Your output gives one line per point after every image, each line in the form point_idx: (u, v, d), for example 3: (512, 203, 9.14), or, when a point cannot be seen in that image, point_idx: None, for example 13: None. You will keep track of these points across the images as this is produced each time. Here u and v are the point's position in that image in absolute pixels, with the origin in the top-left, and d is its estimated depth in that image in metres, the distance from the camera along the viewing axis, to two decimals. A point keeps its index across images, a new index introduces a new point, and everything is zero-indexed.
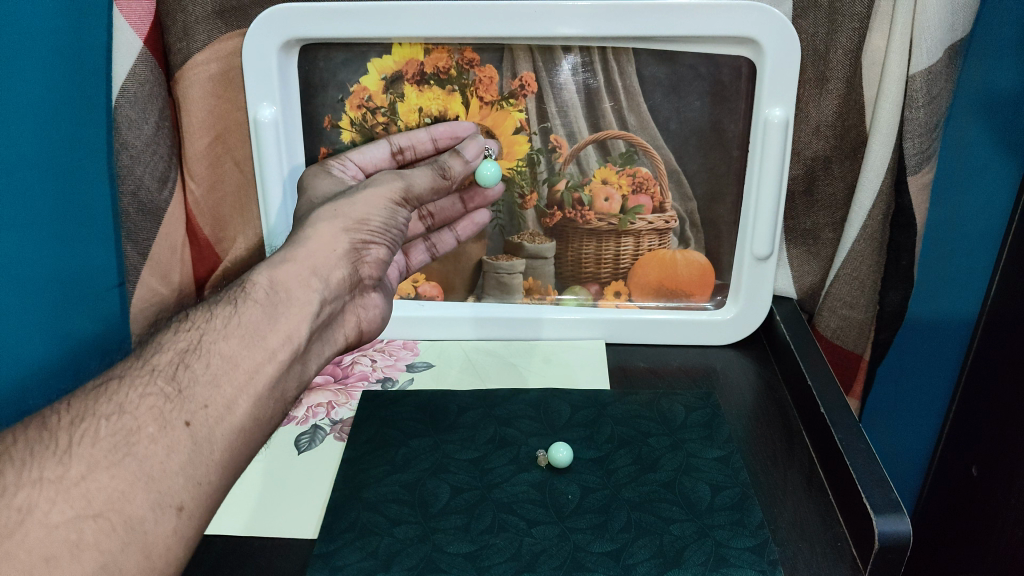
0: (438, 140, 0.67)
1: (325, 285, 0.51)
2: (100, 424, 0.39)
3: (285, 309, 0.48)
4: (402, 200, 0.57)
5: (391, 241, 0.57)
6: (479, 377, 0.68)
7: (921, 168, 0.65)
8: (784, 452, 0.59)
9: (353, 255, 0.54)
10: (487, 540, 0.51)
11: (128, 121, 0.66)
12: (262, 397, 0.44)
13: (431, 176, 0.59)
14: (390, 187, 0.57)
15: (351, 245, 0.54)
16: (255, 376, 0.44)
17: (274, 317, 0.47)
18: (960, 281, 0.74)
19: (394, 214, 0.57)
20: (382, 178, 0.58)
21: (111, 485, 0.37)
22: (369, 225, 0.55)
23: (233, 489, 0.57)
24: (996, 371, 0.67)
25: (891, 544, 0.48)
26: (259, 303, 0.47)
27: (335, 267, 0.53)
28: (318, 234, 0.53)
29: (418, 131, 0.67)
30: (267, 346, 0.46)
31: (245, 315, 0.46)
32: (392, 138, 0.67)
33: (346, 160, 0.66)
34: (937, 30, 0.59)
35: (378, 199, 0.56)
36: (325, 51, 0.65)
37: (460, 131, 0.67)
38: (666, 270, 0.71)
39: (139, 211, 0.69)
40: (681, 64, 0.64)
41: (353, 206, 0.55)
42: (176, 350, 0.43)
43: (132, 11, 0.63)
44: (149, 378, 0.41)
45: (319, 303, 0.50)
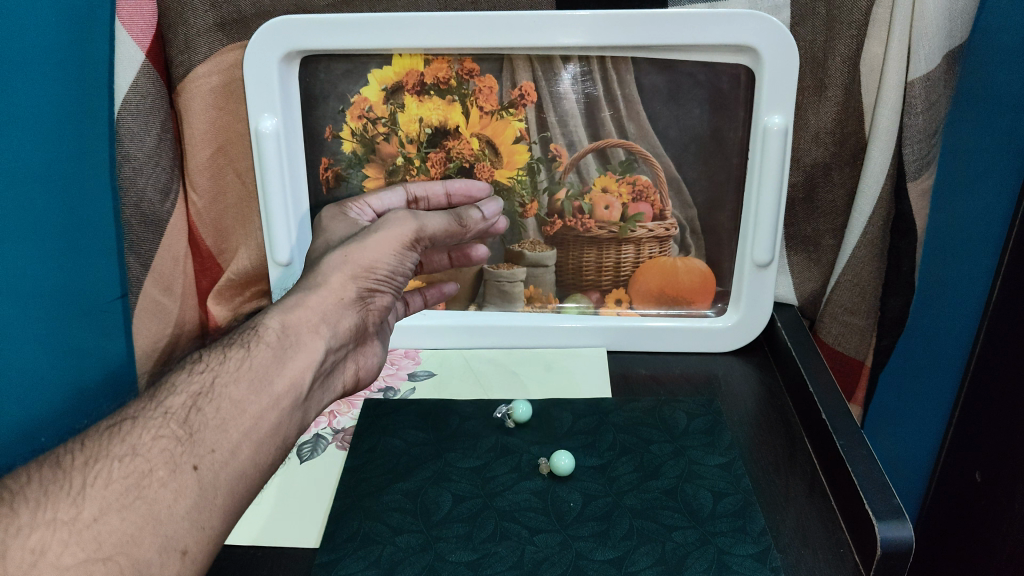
0: (452, 193, 0.68)
1: (334, 332, 0.52)
2: (112, 465, 0.40)
3: (293, 354, 0.49)
4: (413, 244, 0.57)
5: (395, 288, 0.57)
6: (480, 383, 0.69)
7: (921, 174, 0.65)
8: (786, 460, 0.59)
9: (361, 304, 0.55)
10: (490, 548, 0.51)
11: (129, 133, 0.66)
12: (264, 439, 0.46)
13: (445, 221, 0.59)
14: (402, 232, 0.56)
15: (359, 293, 0.54)
16: (259, 422, 0.46)
17: (283, 361, 0.49)
18: (960, 291, 0.74)
19: (403, 261, 0.57)
20: (395, 219, 0.57)
21: (121, 528, 0.38)
22: (376, 273, 0.55)
23: (254, 501, 0.57)
24: (995, 383, 0.67)
25: (892, 550, 0.48)
26: (270, 347, 0.49)
27: (344, 315, 0.54)
28: (329, 281, 0.53)
29: (434, 183, 0.67)
30: (273, 391, 0.47)
31: (256, 359, 0.47)
32: (409, 185, 0.67)
33: (365, 205, 0.66)
34: (934, 37, 0.60)
35: (388, 245, 0.56)
36: (325, 63, 0.66)
37: (475, 191, 0.68)
38: (667, 278, 0.71)
39: (141, 223, 0.69)
40: (679, 72, 0.64)
41: (364, 252, 0.55)
42: (188, 393, 0.44)
43: (134, 25, 0.64)
44: (161, 420, 0.43)
45: (325, 352, 0.51)
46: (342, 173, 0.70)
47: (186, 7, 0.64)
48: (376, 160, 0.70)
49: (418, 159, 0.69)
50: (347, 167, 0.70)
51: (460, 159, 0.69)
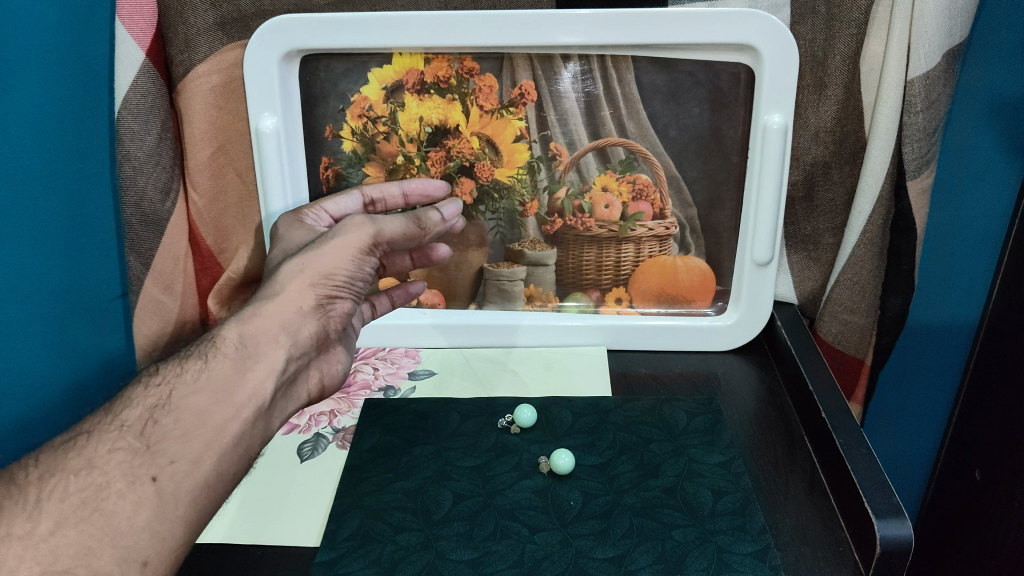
0: (409, 193, 0.66)
1: (294, 341, 0.54)
2: (68, 479, 0.43)
3: (253, 364, 0.51)
4: (371, 248, 0.57)
5: (356, 293, 0.58)
6: (479, 382, 0.69)
7: (920, 172, 0.65)
8: (785, 458, 0.60)
9: (320, 310, 0.55)
10: (490, 547, 0.51)
11: (129, 132, 0.66)
12: (225, 450, 0.48)
13: (402, 225, 0.58)
14: (359, 236, 0.56)
15: (319, 301, 0.55)
16: (221, 432, 0.48)
17: (244, 371, 0.50)
18: (960, 288, 0.74)
19: (362, 266, 0.57)
20: (352, 223, 0.57)
21: (79, 540, 0.42)
22: (335, 280, 0.55)
23: (242, 497, 0.57)
24: (994, 386, 0.67)
25: (893, 549, 0.48)
26: (230, 358, 0.50)
27: (304, 323, 0.54)
28: (287, 289, 0.53)
29: (390, 184, 0.65)
30: (234, 401, 0.49)
31: (215, 370, 0.49)
32: (364, 188, 0.65)
33: (321, 209, 0.63)
34: (935, 35, 0.60)
35: (346, 250, 0.55)
36: (325, 62, 0.66)
37: (432, 190, 0.66)
38: (666, 278, 0.71)
39: (142, 222, 0.69)
40: (679, 71, 0.64)
41: (322, 259, 0.55)
42: (145, 405, 0.46)
43: (134, 24, 0.64)
44: (118, 433, 0.45)
45: (286, 360, 0.53)
46: (342, 172, 0.70)
47: (186, 6, 0.64)
48: (376, 159, 0.70)
49: (419, 158, 0.69)
50: (347, 166, 0.70)
51: (460, 158, 0.69)
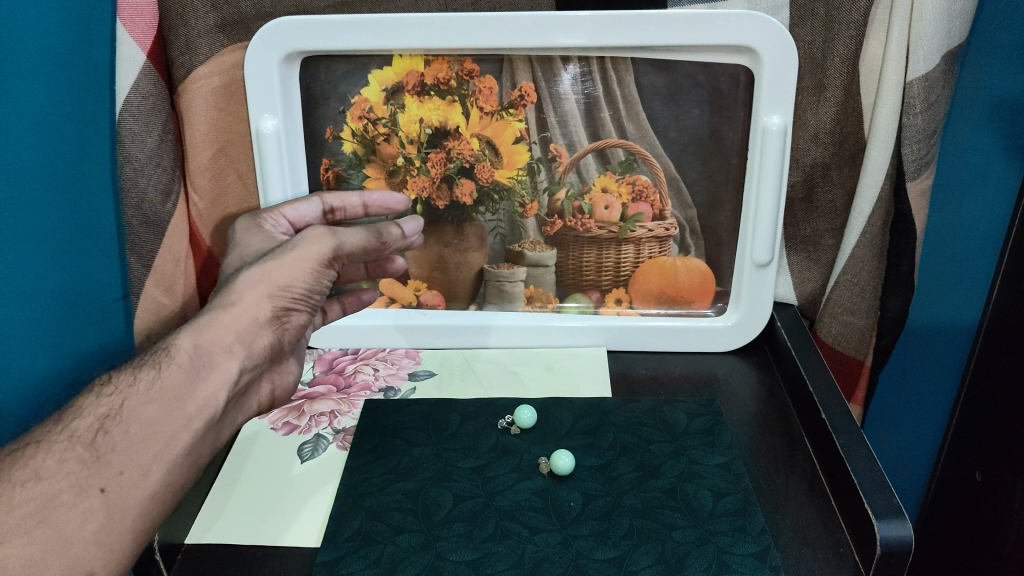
0: (369, 204, 0.65)
1: (248, 353, 0.52)
2: (15, 489, 0.42)
3: (206, 376, 0.49)
4: (330, 260, 0.56)
5: (313, 305, 0.56)
6: (479, 383, 0.69)
7: (920, 173, 0.65)
8: (786, 459, 0.60)
9: (276, 322, 0.54)
10: (490, 548, 0.51)
11: (131, 134, 0.66)
12: (177, 461, 0.47)
13: (363, 238, 0.57)
14: (319, 248, 0.55)
15: (274, 313, 0.53)
16: (170, 443, 0.47)
17: (196, 383, 0.49)
18: (960, 289, 0.74)
19: (319, 279, 0.55)
20: (312, 235, 0.55)
21: (25, 551, 0.42)
22: (292, 292, 0.54)
23: (240, 498, 0.57)
24: (993, 387, 0.68)
25: (893, 549, 0.48)
26: (182, 369, 0.49)
27: (258, 334, 0.53)
28: (242, 300, 0.52)
29: (350, 194, 0.64)
30: (184, 412, 0.48)
31: (167, 380, 0.48)
32: (325, 195, 0.64)
33: (279, 215, 0.62)
34: (933, 36, 0.60)
35: (305, 262, 0.54)
36: (326, 64, 0.66)
37: (392, 203, 0.65)
38: (667, 278, 0.71)
39: (142, 223, 0.69)
40: (679, 72, 0.64)
41: (280, 270, 0.53)
42: (95, 415, 0.45)
43: (135, 25, 0.64)
44: (67, 444, 0.44)
45: (238, 372, 0.51)
46: (342, 173, 0.70)
47: (186, 8, 0.64)
48: (377, 161, 0.70)
49: (419, 159, 0.69)
50: (348, 167, 0.70)
51: (460, 159, 0.69)
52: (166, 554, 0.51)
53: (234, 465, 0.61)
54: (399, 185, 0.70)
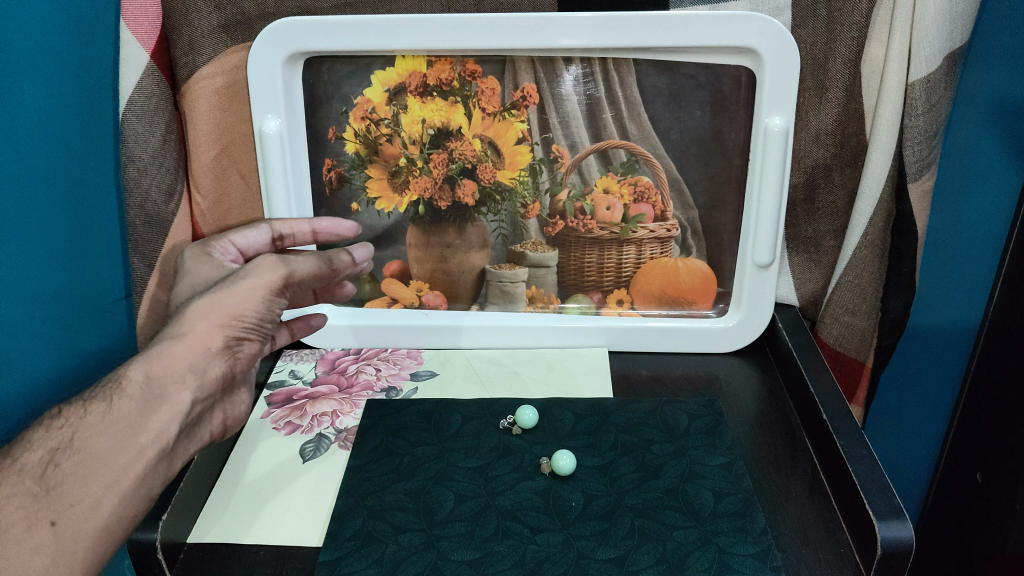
0: (318, 231, 0.64)
1: (201, 383, 0.51)
2: None
3: (158, 407, 0.49)
4: (282, 288, 0.55)
5: (265, 333, 0.55)
6: (481, 383, 0.69)
7: (921, 175, 0.65)
8: (787, 459, 0.60)
9: (228, 352, 0.53)
10: (491, 547, 0.51)
11: (135, 134, 0.66)
12: (128, 493, 0.48)
13: (314, 264, 0.57)
14: (271, 276, 0.54)
15: (226, 343, 0.52)
16: (122, 475, 0.47)
17: (148, 415, 0.48)
18: (962, 291, 0.74)
19: (271, 308, 0.54)
20: (263, 264, 0.54)
21: None
22: (244, 321, 0.53)
23: (240, 498, 0.58)
24: (995, 389, 0.68)
25: (893, 550, 0.48)
26: (133, 402, 0.48)
27: (211, 364, 0.52)
28: (193, 331, 0.51)
29: (300, 220, 0.64)
30: (137, 442, 0.48)
31: (119, 412, 0.47)
32: (274, 222, 0.64)
33: (228, 243, 0.61)
34: (936, 37, 0.60)
35: (257, 291, 0.53)
36: (328, 65, 0.67)
37: (342, 229, 0.65)
38: (668, 279, 0.71)
39: (145, 224, 0.69)
40: (680, 73, 0.64)
41: (231, 300, 0.52)
42: (46, 448, 0.46)
43: (140, 25, 0.64)
44: (17, 477, 0.44)
45: (191, 403, 0.51)
46: (345, 174, 0.71)
47: (190, 8, 0.64)
48: (379, 162, 0.70)
49: (421, 159, 0.69)
50: (350, 168, 0.70)
51: (462, 159, 0.69)
52: (169, 552, 0.51)
53: (236, 465, 0.61)
54: (401, 186, 0.70)
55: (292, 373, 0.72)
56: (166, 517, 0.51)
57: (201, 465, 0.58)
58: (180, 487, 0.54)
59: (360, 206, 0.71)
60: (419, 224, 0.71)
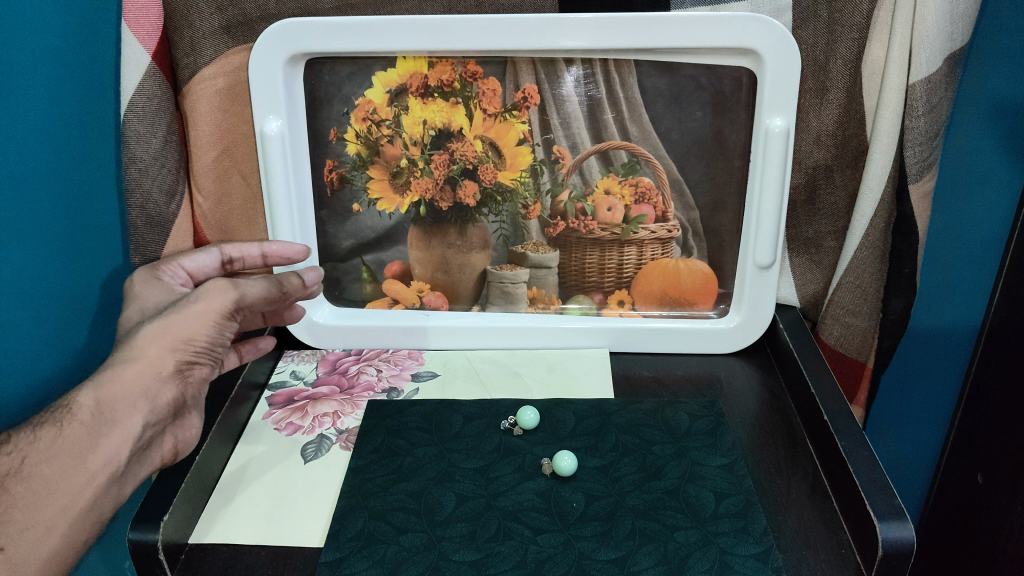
0: (268, 255, 0.66)
1: (152, 408, 0.52)
2: None
3: (108, 433, 0.50)
4: (233, 312, 0.54)
5: (217, 357, 0.55)
6: (482, 384, 0.69)
7: (921, 176, 0.65)
8: (788, 460, 0.60)
9: (179, 376, 0.53)
10: (492, 548, 0.51)
11: (136, 135, 0.66)
12: (79, 517, 0.50)
13: (266, 287, 0.56)
14: (221, 301, 0.53)
15: (176, 368, 0.52)
16: (72, 501, 0.49)
17: (98, 440, 0.50)
18: (962, 293, 0.74)
19: (223, 331, 0.54)
20: (213, 288, 0.54)
21: None
22: (195, 345, 0.53)
23: (241, 499, 0.58)
24: (996, 390, 0.68)
25: (894, 550, 0.48)
26: (84, 428, 0.49)
27: (162, 389, 0.52)
28: (143, 356, 0.51)
29: (250, 245, 0.66)
30: (87, 467, 0.49)
31: (68, 438, 0.49)
32: (223, 247, 0.66)
33: (177, 267, 0.64)
34: (936, 38, 0.60)
35: (207, 316, 0.53)
36: (330, 65, 0.67)
37: (292, 253, 0.66)
38: (669, 279, 0.71)
39: (146, 224, 0.68)
40: (681, 74, 0.64)
41: (180, 325, 0.52)
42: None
43: (142, 26, 0.64)
44: None
45: (141, 428, 0.51)
46: (346, 175, 0.71)
47: (191, 10, 0.65)
48: (380, 163, 0.70)
49: (422, 160, 0.69)
50: (351, 169, 0.70)
51: (463, 161, 0.69)
52: (170, 553, 0.52)
53: (238, 466, 0.61)
54: (402, 187, 0.70)
55: (293, 373, 0.72)
56: (167, 518, 0.51)
57: (203, 466, 0.58)
58: (180, 487, 0.54)
59: (361, 207, 0.71)
60: (419, 225, 0.71)
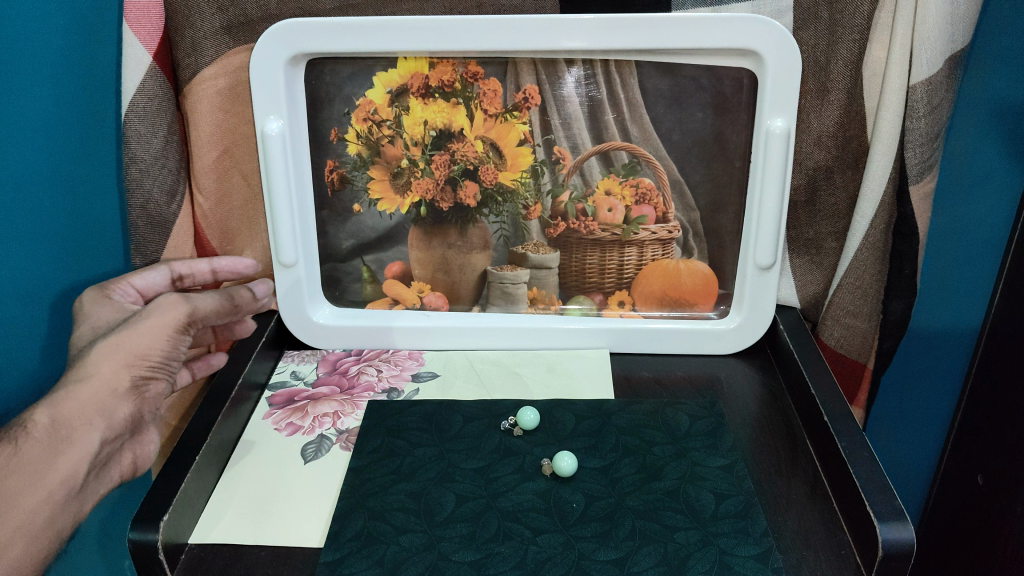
0: (218, 270, 0.69)
1: (108, 425, 0.53)
2: None
3: (66, 449, 0.51)
4: (186, 325, 0.57)
5: (172, 372, 0.57)
6: (482, 385, 0.69)
7: (922, 177, 0.65)
8: (788, 460, 0.60)
9: (136, 392, 0.54)
10: (492, 548, 0.51)
11: (137, 135, 0.66)
12: (39, 532, 0.51)
13: (215, 300, 0.60)
14: (173, 314, 0.56)
15: (133, 384, 0.54)
16: (30, 518, 0.50)
17: (54, 457, 0.50)
18: (964, 294, 0.74)
19: (177, 344, 0.56)
20: (165, 302, 0.56)
21: None
22: (149, 360, 0.54)
23: (241, 499, 0.58)
24: (996, 392, 0.68)
25: (894, 551, 0.48)
26: (39, 445, 0.50)
27: (118, 405, 0.53)
28: (98, 373, 0.52)
29: (199, 261, 0.68)
30: (44, 484, 0.50)
31: (25, 456, 0.49)
32: (172, 263, 0.67)
33: (127, 285, 0.63)
34: (937, 39, 0.60)
35: (161, 329, 0.55)
36: (331, 66, 0.67)
37: (242, 268, 0.70)
38: (670, 280, 0.71)
39: (147, 224, 0.69)
40: (682, 75, 0.64)
41: (135, 340, 0.54)
42: None
43: (143, 27, 0.64)
44: None
45: (99, 444, 0.52)
46: (347, 175, 0.71)
47: (192, 10, 0.65)
48: (381, 163, 0.70)
49: (423, 161, 0.69)
50: (352, 169, 0.70)
51: (464, 161, 0.69)
52: (170, 553, 0.52)
53: (238, 466, 0.61)
54: (403, 187, 0.70)
55: (294, 373, 0.72)
56: (167, 519, 0.51)
57: (203, 466, 0.58)
58: (180, 488, 0.54)
59: (362, 207, 0.71)
60: (420, 225, 0.71)
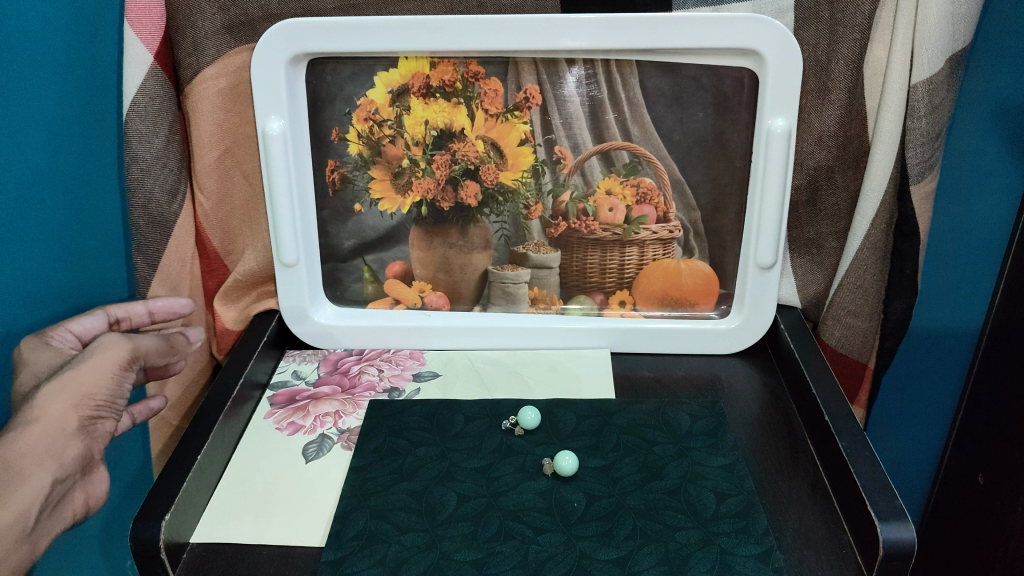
0: (155, 312, 0.68)
1: (59, 464, 0.54)
2: None
3: (16, 488, 0.51)
4: (129, 363, 0.60)
5: (118, 412, 0.58)
6: (483, 384, 0.69)
7: (923, 177, 0.65)
8: (789, 459, 0.60)
9: (84, 432, 0.56)
10: (493, 548, 0.51)
11: (138, 134, 0.66)
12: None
13: (154, 341, 0.63)
14: (116, 353, 0.59)
15: (82, 423, 0.55)
16: None
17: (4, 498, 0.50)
18: (964, 294, 0.74)
19: (121, 382, 0.59)
20: (107, 341, 0.59)
21: None
22: (95, 398, 0.56)
23: (242, 499, 0.58)
24: (996, 391, 0.68)
25: (894, 551, 0.48)
26: None
27: (67, 445, 0.54)
28: (47, 413, 0.54)
29: (135, 304, 0.67)
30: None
31: None
32: (108, 308, 0.66)
33: (65, 331, 0.62)
34: (938, 39, 0.60)
35: (105, 367, 0.58)
36: (332, 66, 0.67)
37: (179, 307, 0.70)
38: (671, 280, 0.72)
39: (148, 223, 0.69)
40: (683, 75, 0.64)
41: (81, 378, 0.56)
42: None
43: (144, 27, 0.65)
44: None
45: (50, 484, 0.53)
46: (348, 175, 0.71)
47: (193, 10, 0.65)
48: (381, 163, 0.70)
49: (424, 160, 0.69)
50: (353, 169, 0.70)
51: (465, 161, 0.69)
52: (172, 553, 0.52)
53: (239, 466, 0.61)
54: (403, 187, 0.71)
55: (295, 373, 0.72)
56: (168, 518, 0.51)
57: (204, 466, 0.58)
58: (182, 488, 0.54)
59: (362, 207, 0.72)
60: (421, 225, 0.71)
